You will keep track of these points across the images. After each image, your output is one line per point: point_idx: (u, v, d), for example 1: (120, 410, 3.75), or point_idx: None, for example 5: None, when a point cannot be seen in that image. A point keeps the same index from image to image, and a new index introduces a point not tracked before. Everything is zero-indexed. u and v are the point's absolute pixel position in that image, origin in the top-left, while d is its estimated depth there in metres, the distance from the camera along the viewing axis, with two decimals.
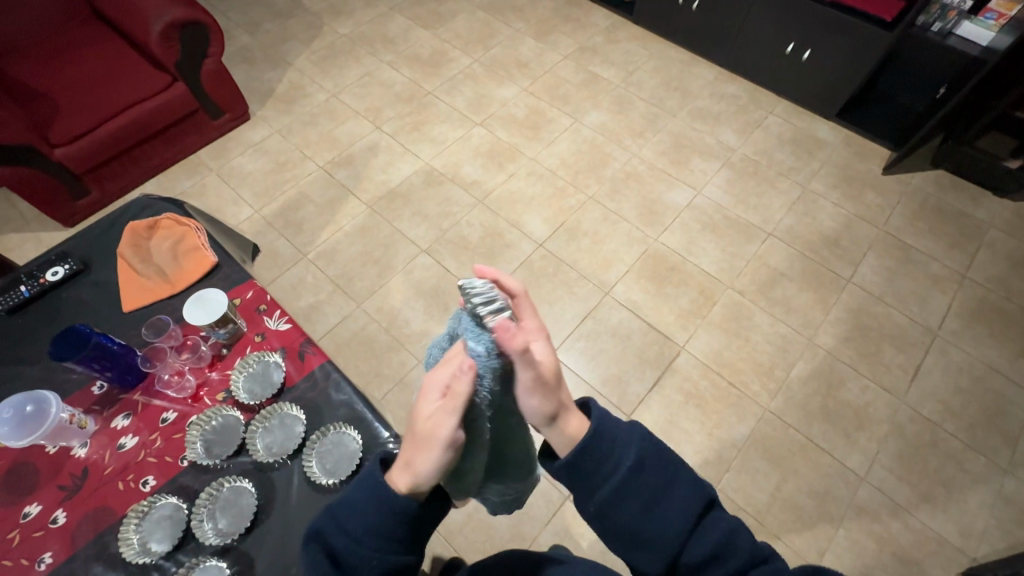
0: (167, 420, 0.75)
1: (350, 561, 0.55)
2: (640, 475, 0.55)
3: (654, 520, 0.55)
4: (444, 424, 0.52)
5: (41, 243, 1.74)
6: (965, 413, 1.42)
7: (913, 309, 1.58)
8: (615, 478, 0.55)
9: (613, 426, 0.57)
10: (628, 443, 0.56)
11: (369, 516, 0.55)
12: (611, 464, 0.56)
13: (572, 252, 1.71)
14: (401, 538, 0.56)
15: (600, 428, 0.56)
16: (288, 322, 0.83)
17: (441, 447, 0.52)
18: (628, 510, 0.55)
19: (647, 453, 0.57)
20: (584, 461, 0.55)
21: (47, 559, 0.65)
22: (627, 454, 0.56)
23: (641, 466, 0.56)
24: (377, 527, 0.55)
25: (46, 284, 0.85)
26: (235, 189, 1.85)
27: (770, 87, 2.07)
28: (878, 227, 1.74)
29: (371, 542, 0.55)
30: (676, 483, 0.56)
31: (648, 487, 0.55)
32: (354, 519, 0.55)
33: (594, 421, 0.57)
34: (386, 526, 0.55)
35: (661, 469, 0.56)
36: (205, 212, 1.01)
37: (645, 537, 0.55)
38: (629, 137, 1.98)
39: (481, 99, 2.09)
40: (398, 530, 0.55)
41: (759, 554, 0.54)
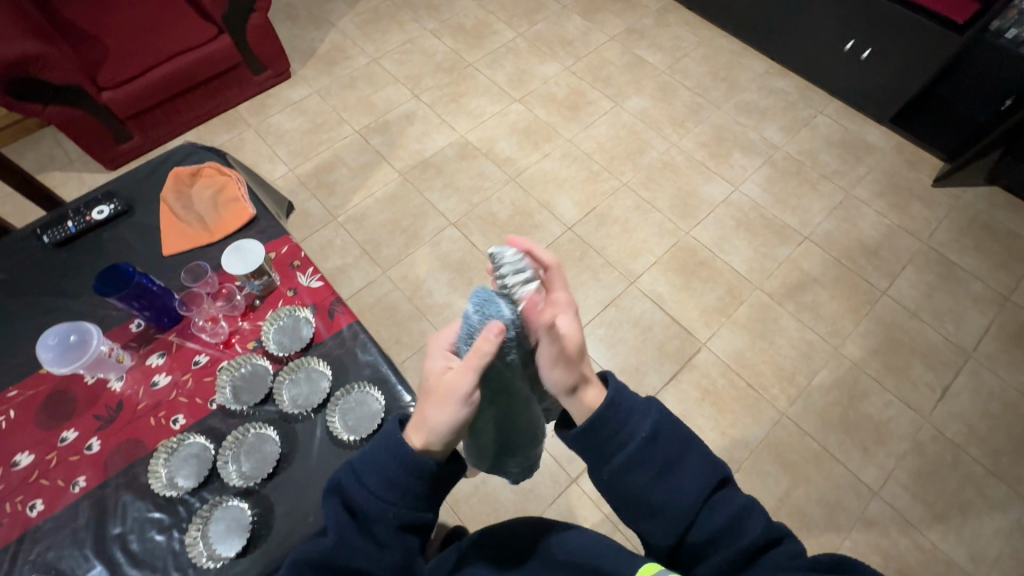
0: (199, 363, 0.77)
1: (369, 510, 0.56)
2: (654, 446, 0.56)
3: (666, 489, 0.55)
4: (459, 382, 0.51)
5: (83, 183, 1.79)
6: (990, 438, 1.38)
7: (949, 328, 1.53)
8: (630, 448, 0.55)
9: (629, 399, 0.57)
10: (644, 413, 0.57)
11: (387, 471, 0.56)
12: (626, 433, 0.56)
13: (601, 238, 1.69)
14: (421, 494, 0.57)
15: (616, 398, 0.57)
16: (320, 280, 0.84)
17: (457, 402, 0.52)
18: (640, 479, 0.55)
19: (662, 427, 0.57)
20: (598, 430, 0.56)
21: (81, 482, 0.69)
22: (641, 426, 0.56)
23: (656, 437, 0.56)
24: (395, 483, 0.56)
25: (91, 222, 0.88)
26: (272, 146, 1.87)
27: (822, 85, 1.99)
28: (920, 241, 1.67)
29: (390, 495, 0.56)
30: (690, 457, 0.56)
31: (660, 458, 0.55)
32: (374, 473, 0.56)
33: (612, 393, 0.57)
34: (405, 482, 0.55)
35: (677, 441, 0.56)
36: (246, 165, 1.03)
37: (656, 507, 0.55)
38: (670, 126, 1.93)
39: (522, 75, 2.06)
40: (417, 486, 0.56)
41: (773, 534, 0.53)
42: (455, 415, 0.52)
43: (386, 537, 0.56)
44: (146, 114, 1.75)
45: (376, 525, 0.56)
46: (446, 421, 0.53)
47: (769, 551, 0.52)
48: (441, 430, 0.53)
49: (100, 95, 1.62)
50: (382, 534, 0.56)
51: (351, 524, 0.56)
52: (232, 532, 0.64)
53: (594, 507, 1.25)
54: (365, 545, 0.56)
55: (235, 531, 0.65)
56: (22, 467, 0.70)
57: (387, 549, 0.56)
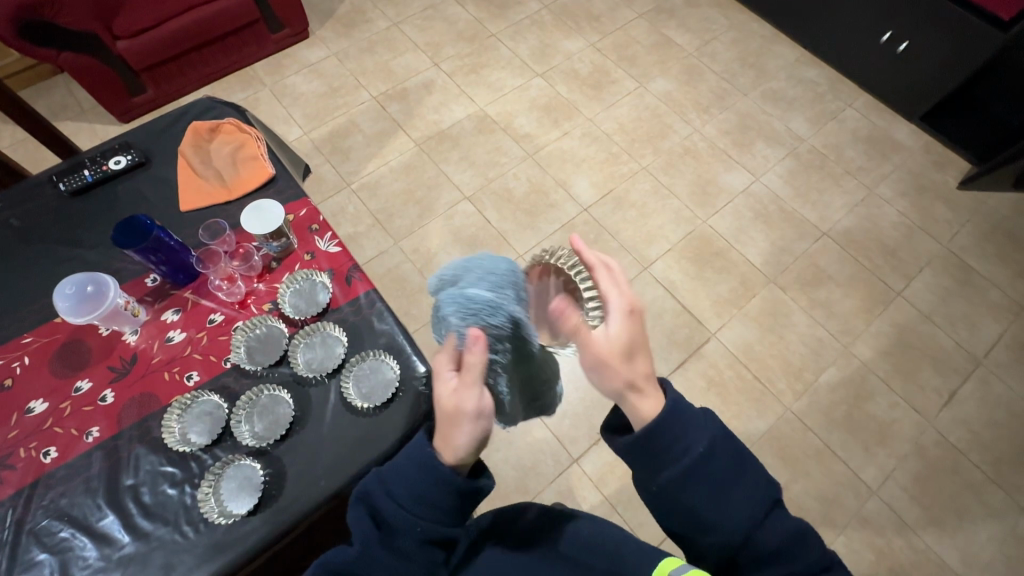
0: (214, 321, 0.77)
1: (396, 521, 0.57)
2: (711, 462, 0.54)
3: (721, 509, 0.53)
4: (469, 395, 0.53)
5: (95, 133, 1.76)
6: (994, 446, 1.38)
7: (962, 334, 1.51)
8: (688, 460, 0.54)
9: (688, 411, 0.56)
10: (702, 428, 0.55)
11: (416, 482, 0.56)
12: (683, 447, 0.54)
13: (617, 221, 1.66)
14: (445, 508, 0.57)
15: (675, 410, 0.55)
16: (338, 245, 0.83)
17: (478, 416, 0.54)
18: (696, 495, 0.54)
19: (718, 445, 0.55)
20: (655, 441, 0.55)
21: (94, 432, 0.69)
22: (699, 441, 0.54)
23: (713, 452, 0.55)
24: (417, 494, 0.56)
25: (108, 171, 0.86)
26: (287, 108, 1.83)
27: (853, 77, 1.93)
28: (940, 244, 1.65)
29: (414, 507, 0.57)
30: (743, 477, 0.55)
31: (719, 474, 0.54)
32: (397, 483, 0.57)
33: (670, 402, 0.56)
34: (427, 494, 0.56)
35: (732, 459, 0.55)
36: (266, 124, 1.00)
37: (709, 524, 0.53)
38: (694, 111, 1.88)
39: (545, 48, 2.00)
40: (440, 501, 0.56)
41: (824, 560, 0.52)
42: (482, 428, 0.55)
43: (408, 549, 0.57)
44: (161, 67, 1.72)
45: (399, 535, 0.57)
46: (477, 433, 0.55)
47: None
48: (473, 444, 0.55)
49: (115, 44, 1.58)
50: (406, 546, 0.57)
51: (376, 532, 0.58)
52: (244, 490, 0.65)
53: (594, 489, 1.26)
54: (389, 553, 0.57)
55: (247, 489, 0.65)
56: (37, 414, 0.70)
57: (412, 560, 0.57)
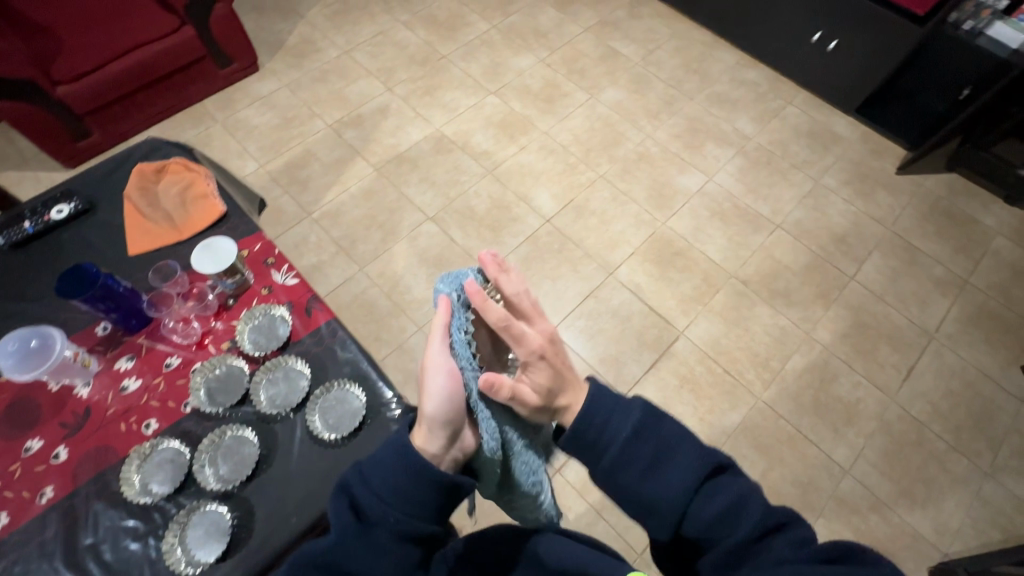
0: (170, 365, 0.75)
1: (375, 512, 0.57)
2: (640, 444, 0.55)
3: (656, 489, 0.54)
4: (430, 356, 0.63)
5: (39, 181, 1.71)
6: (952, 415, 1.44)
7: (913, 311, 1.59)
8: (616, 447, 0.55)
9: (611, 398, 0.58)
10: (628, 410, 0.57)
11: (394, 474, 0.57)
12: (611, 432, 0.56)
13: (579, 230, 1.70)
14: (424, 503, 0.58)
15: (597, 399, 0.57)
16: (296, 277, 0.83)
17: (434, 373, 0.62)
18: (629, 477, 0.55)
19: (646, 425, 0.56)
20: (582, 433, 0.57)
21: (48, 493, 0.66)
22: (625, 425, 0.56)
23: (641, 433, 0.56)
24: (399, 485, 0.57)
25: (50, 221, 0.84)
26: (241, 142, 1.81)
27: (791, 76, 2.03)
28: (885, 227, 1.73)
29: (394, 499, 0.57)
30: (678, 452, 0.55)
31: (649, 455, 0.55)
32: (378, 475, 0.58)
33: (593, 390, 0.58)
34: (410, 486, 0.57)
35: (662, 436, 0.55)
36: (215, 161, 0.99)
37: (649, 505, 0.54)
38: (645, 118, 1.94)
39: (496, 67, 2.04)
40: (421, 493, 0.58)
41: (770, 519, 0.50)
42: (440, 387, 0.61)
43: (383, 541, 0.56)
44: (105, 109, 1.68)
45: (377, 526, 0.56)
46: (438, 395, 0.61)
47: (772, 539, 0.50)
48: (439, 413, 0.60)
49: (54, 89, 1.54)
50: (384, 538, 0.56)
51: (356, 525, 0.56)
52: (211, 537, 0.63)
53: (578, 496, 1.27)
54: (365, 546, 0.55)
55: (214, 535, 0.63)
56: None
57: (387, 555, 0.55)
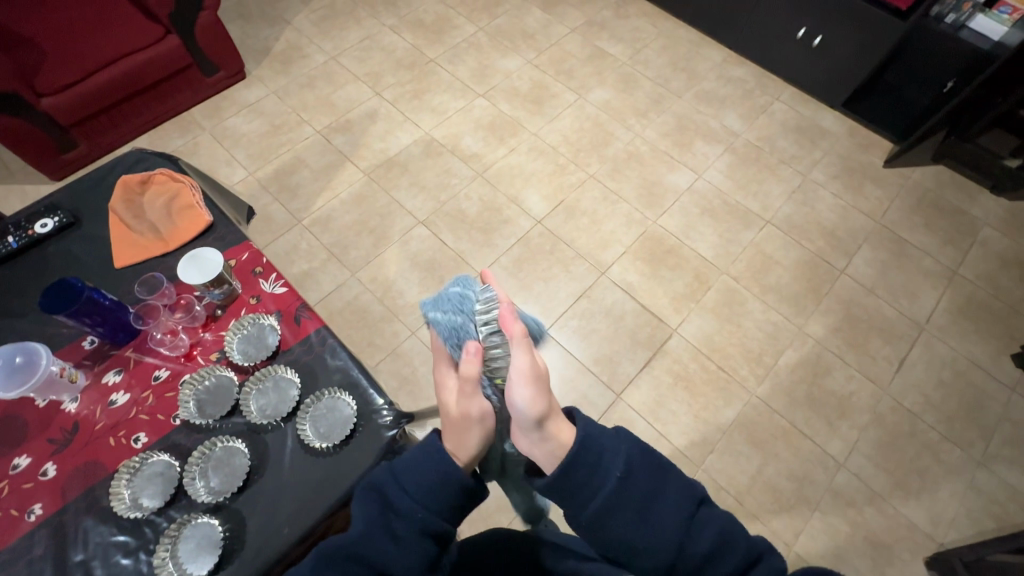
0: (159, 378, 0.74)
1: (403, 507, 0.56)
2: (631, 483, 0.55)
3: (648, 528, 0.54)
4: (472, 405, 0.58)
5: (25, 194, 1.69)
6: (944, 406, 1.45)
7: (904, 303, 1.60)
8: (607, 490, 0.55)
9: (600, 436, 0.57)
10: (616, 450, 0.56)
11: (423, 472, 0.57)
12: (601, 475, 0.55)
13: (571, 230, 1.70)
14: (450, 503, 0.57)
15: (588, 440, 0.56)
16: (284, 286, 0.82)
17: (479, 422, 0.58)
18: (622, 519, 0.54)
19: (635, 462, 0.56)
20: (574, 476, 0.55)
21: (36, 510, 0.65)
22: (615, 464, 0.56)
23: (631, 473, 0.55)
24: (428, 482, 0.57)
25: (34, 235, 0.83)
26: (229, 150, 1.81)
27: (777, 72, 2.04)
28: (874, 221, 1.74)
29: (423, 494, 0.56)
30: (666, 488, 0.56)
31: (639, 494, 0.55)
32: (408, 471, 0.57)
33: (581, 432, 0.57)
34: (438, 484, 0.56)
35: (651, 474, 0.56)
36: (201, 170, 0.99)
37: (640, 547, 0.54)
38: (633, 117, 1.95)
39: (484, 69, 2.04)
40: (447, 489, 0.57)
41: (753, 553, 0.53)
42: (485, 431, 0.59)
43: (407, 537, 0.55)
44: (91, 120, 1.67)
45: (403, 521, 0.56)
46: (483, 435, 0.59)
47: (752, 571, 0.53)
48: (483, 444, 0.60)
49: (38, 101, 1.52)
50: (406, 534, 0.55)
51: (382, 518, 0.55)
52: (203, 549, 0.62)
53: None
54: (390, 540, 0.54)
55: (206, 548, 0.63)
56: None
57: (409, 551, 0.54)
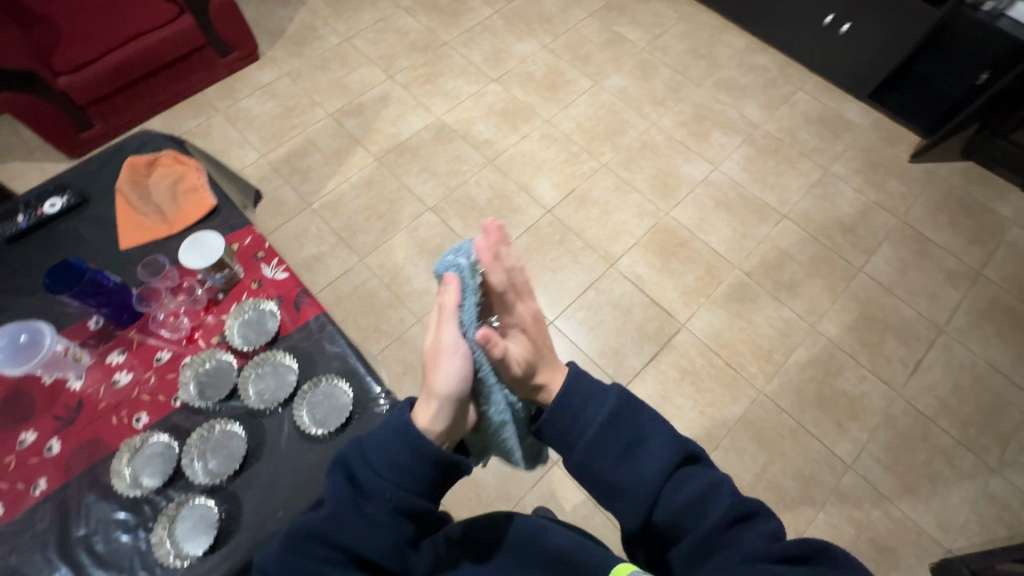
0: (161, 360, 0.75)
1: (369, 487, 0.55)
2: (615, 428, 0.56)
3: (629, 472, 0.55)
4: (447, 333, 0.56)
5: (44, 173, 1.72)
6: (960, 410, 1.41)
7: (923, 304, 1.55)
8: (591, 433, 0.57)
9: (590, 382, 0.59)
10: (604, 396, 0.58)
11: (392, 450, 0.55)
12: (586, 419, 0.57)
13: (581, 220, 1.67)
14: (423, 480, 0.56)
15: (576, 382, 0.59)
16: (285, 271, 0.82)
17: (451, 354, 0.56)
18: (604, 462, 0.56)
19: (622, 409, 0.57)
20: (560, 415, 0.58)
21: (41, 485, 0.67)
22: (602, 409, 0.57)
23: (616, 420, 0.57)
24: (394, 461, 0.55)
25: (43, 215, 0.84)
26: (242, 131, 1.81)
27: (802, 60, 1.97)
28: (896, 218, 1.69)
29: (391, 475, 0.55)
30: (650, 437, 0.56)
31: (624, 440, 0.56)
32: (375, 448, 0.56)
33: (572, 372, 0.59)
34: (409, 463, 0.55)
35: (636, 422, 0.57)
36: (208, 153, 0.99)
37: (621, 490, 0.55)
38: (649, 105, 1.90)
39: (499, 53, 2.01)
40: (415, 470, 0.55)
41: (738, 510, 0.52)
42: (456, 369, 0.56)
43: (378, 516, 0.55)
44: (107, 99, 1.68)
45: (370, 501, 0.55)
46: (453, 377, 0.56)
47: (738, 529, 0.51)
48: (454, 391, 0.56)
49: (56, 80, 1.55)
50: (374, 514, 0.54)
51: (350, 501, 0.55)
52: (199, 529, 0.64)
53: (575, 488, 1.27)
54: (359, 520, 0.54)
55: (201, 528, 0.64)
56: None
57: (379, 531, 0.54)
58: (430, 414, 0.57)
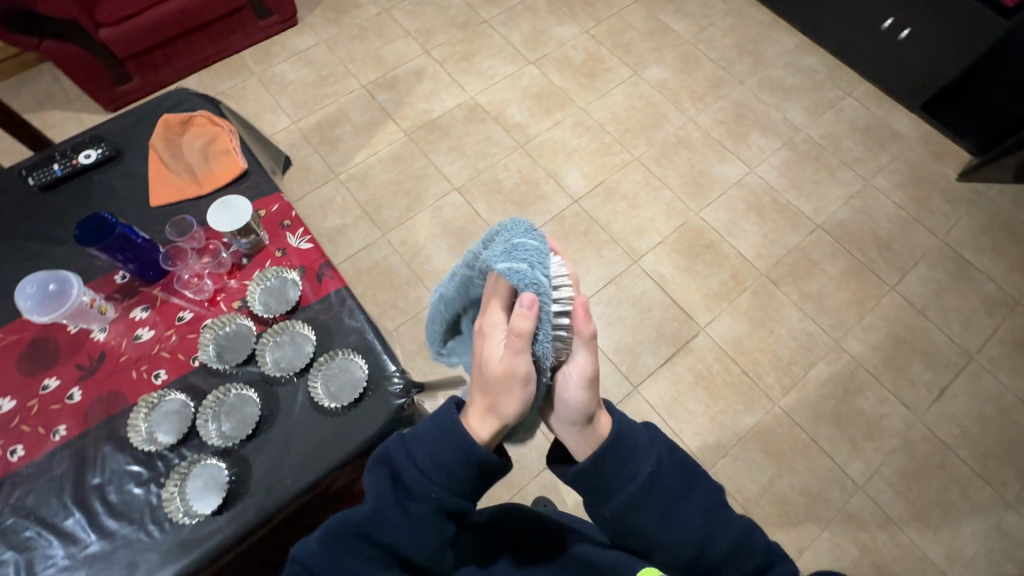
0: (183, 319, 0.76)
1: (416, 488, 0.55)
2: (659, 481, 0.56)
3: (672, 526, 0.55)
4: (520, 363, 0.49)
5: (80, 123, 1.75)
6: (982, 441, 1.37)
7: (955, 328, 1.50)
8: (635, 485, 0.55)
9: (634, 431, 0.57)
10: (649, 447, 0.56)
11: (439, 451, 0.54)
12: (630, 471, 0.55)
13: (607, 213, 1.64)
14: (466, 483, 0.55)
15: (622, 432, 0.56)
16: (310, 242, 0.82)
17: (524, 383, 0.50)
18: (646, 516, 0.55)
19: (664, 460, 0.57)
20: (604, 466, 0.55)
21: (61, 431, 0.69)
22: (646, 460, 0.56)
23: (659, 470, 0.56)
24: (443, 462, 0.54)
25: (78, 165, 0.85)
26: (275, 96, 1.81)
27: (854, 64, 1.88)
28: (936, 237, 1.62)
29: (437, 477, 0.54)
30: (691, 490, 0.57)
31: (667, 492, 0.56)
32: (423, 449, 0.55)
33: (618, 425, 0.56)
34: (455, 467, 0.54)
35: (678, 474, 0.57)
36: (242, 116, 0.99)
37: (659, 542, 0.55)
38: (688, 100, 1.84)
39: (538, 35, 1.96)
40: (463, 473, 0.54)
41: (768, 557, 0.56)
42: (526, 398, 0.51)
43: (422, 514, 0.55)
44: (146, 55, 1.69)
45: (415, 500, 0.55)
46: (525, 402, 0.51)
47: (766, 573, 0.55)
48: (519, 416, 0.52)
49: (98, 32, 1.56)
50: (419, 513, 0.55)
51: (394, 502, 0.55)
52: (210, 489, 0.65)
53: None
54: (402, 517, 0.54)
55: (212, 488, 0.65)
56: (3, 412, 0.70)
57: (422, 529, 0.55)
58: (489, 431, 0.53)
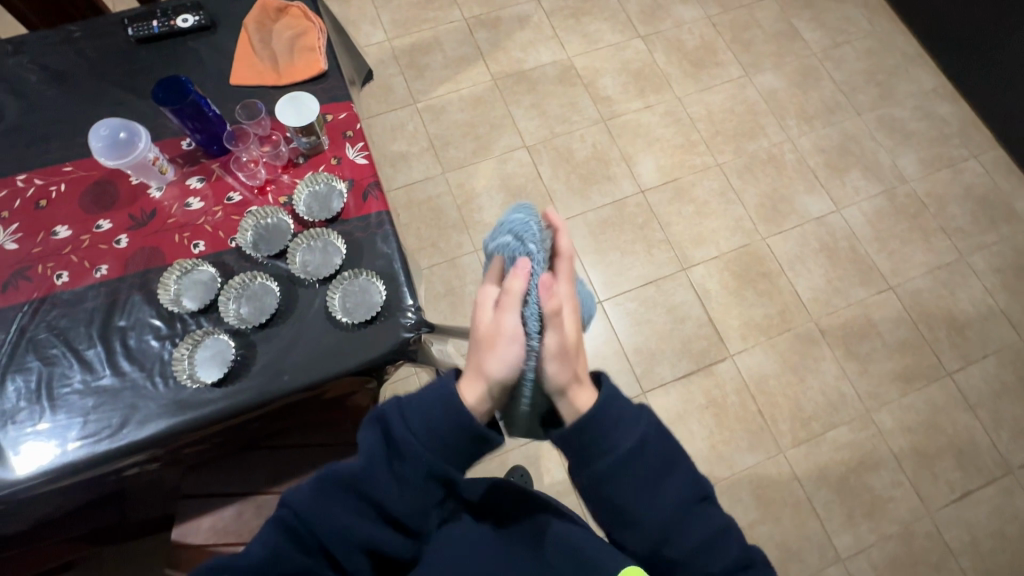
0: (231, 200, 0.78)
1: (407, 451, 0.55)
2: (641, 457, 0.55)
3: (645, 503, 0.55)
4: (507, 320, 0.55)
5: None
6: (990, 557, 1.28)
7: (1003, 437, 1.38)
8: (615, 454, 0.55)
9: (621, 406, 0.56)
10: (633, 425, 0.56)
11: (434, 418, 0.55)
12: (609, 442, 0.55)
13: (670, 213, 1.57)
14: (455, 450, 0.56)
15: (609, 400, 0.56)
16: (365, 157, 0.82)
17: (510, 340, 0.55)
18: (622, 488, 0.55)
19: (649, 439, 0.56)
20: (586, 431, 0.55)
21: (102, 270, 0.74)
22: (630, 435, 0.55)
23: (643, 447, 0.55)
24: (437, 430, 0.55)
25: (174, 28, 0.87)
26: (377, 9, 1.79)
27: (993, 125, 1.68)
28: (1018, 335, 1.47)
29: (428, 442, 0.55)
30: (671, 474, 0.56)
31: (647, 469, 0.55)
32: (419, 415, 0.56)
33: (603, 394, 0.56)
34: (446, 433, 0.55)
35: (661, 455, 0.56)
36: (335, 18, 0.98)
37: (631, 517, 0.55)
38: (794, 118, 1.71)
39: (656, 9, 1.84)
40: (455, 443, 0.56)
41: (745, 558, 0.54)
42: (515, 355, 0.55)
43: (408, 476, 0.56)
44: None
45: (403, 462, 0.56)
46: (511, 363, 0.55)
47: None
48: (504, 376, 0.55)
49: None
50: (405, 474, 0.56)
51: (383, 454, 0.56)
52: (214, 362, 0.68)
53: (560, 464, 1.27)
54: (389, 477, 0.56)
55: (216, 361, 0.68)
56: (59, 239, 0.76)
57: (404, 490, 0.56)
58: (476, 392, 0.56)
